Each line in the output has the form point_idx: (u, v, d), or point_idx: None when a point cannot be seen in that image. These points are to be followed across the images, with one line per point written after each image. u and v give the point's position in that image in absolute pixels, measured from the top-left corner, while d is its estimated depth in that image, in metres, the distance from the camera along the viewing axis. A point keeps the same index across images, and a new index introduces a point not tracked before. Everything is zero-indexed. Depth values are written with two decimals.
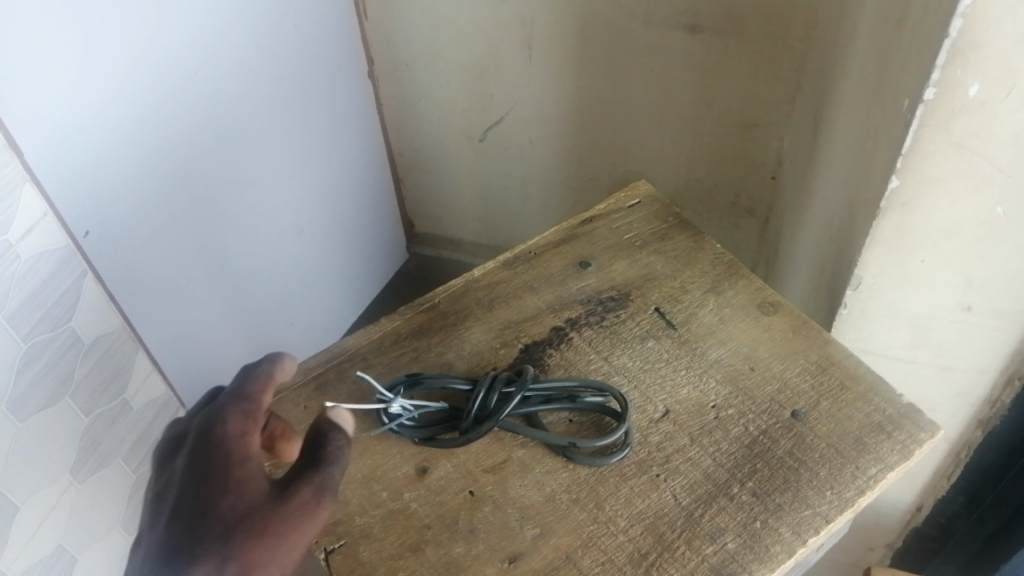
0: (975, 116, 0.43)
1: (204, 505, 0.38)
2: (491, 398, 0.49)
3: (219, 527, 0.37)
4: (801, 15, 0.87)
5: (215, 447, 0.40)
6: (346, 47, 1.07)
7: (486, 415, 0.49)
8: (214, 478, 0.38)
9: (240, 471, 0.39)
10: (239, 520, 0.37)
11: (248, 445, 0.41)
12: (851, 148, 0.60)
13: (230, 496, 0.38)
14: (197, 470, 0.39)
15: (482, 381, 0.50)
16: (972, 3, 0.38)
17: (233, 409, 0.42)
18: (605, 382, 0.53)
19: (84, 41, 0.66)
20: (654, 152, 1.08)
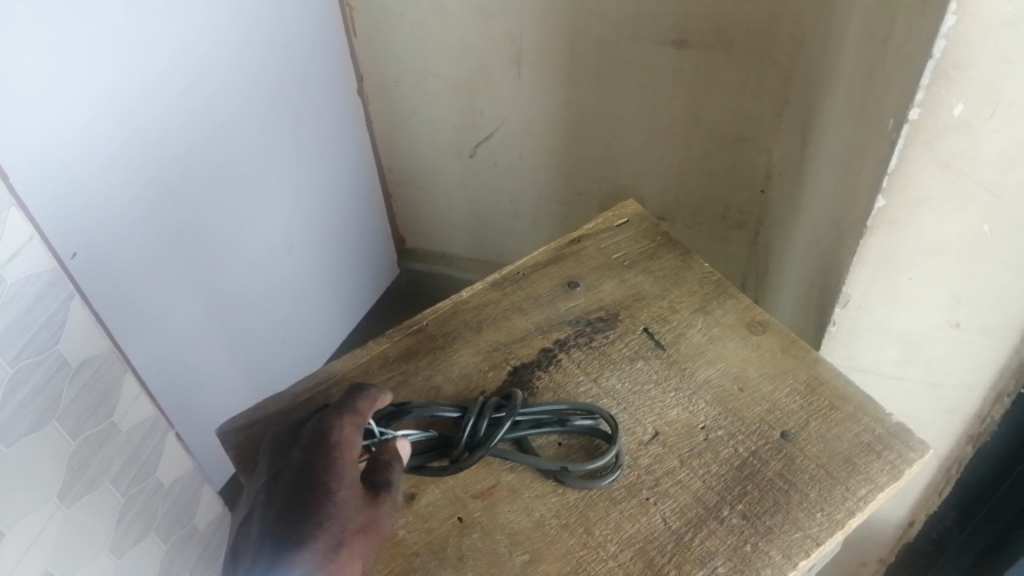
0: (960, 136, 0.43)
1: (318, 494, 0.43)
2: (481, 425, 0.49)
3: (328, 519, 0.42)
4: (788, 30, 0.88)
5: (333, 446, 0.45)
6: (335, 65, 1.07)
7: (478, 441, 0.49)
8: (326, 471, 0.44)
9: (347, 470, 0.44)
10: (347, 511, 0.43)
11: (352, 447, 0.46)
12: (838, 167, 0.60)
13: (340, 491, 0.43)
14: (316, 462, 0.44)
15: (472, 407, 0.50)
16: (955, 24, 0.38)
17: (351, 412, 0.47)
18: (594, 404, 0.53)
19: (70, 61, 0.66)
20: (643, 167, 1.08)
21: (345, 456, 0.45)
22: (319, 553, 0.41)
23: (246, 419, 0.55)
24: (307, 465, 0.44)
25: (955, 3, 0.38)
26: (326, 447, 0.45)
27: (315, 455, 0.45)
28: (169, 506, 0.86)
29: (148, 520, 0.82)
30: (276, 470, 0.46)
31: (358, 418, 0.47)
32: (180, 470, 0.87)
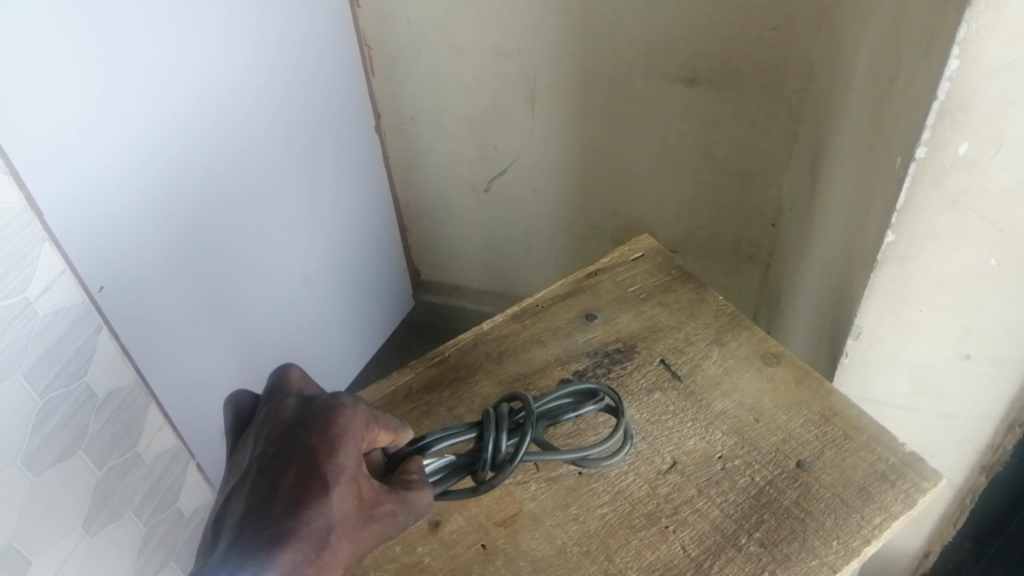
0: (966, 173, 0.44)
1: (313, 493, 0.40)
2: (503, 439, 0.46)
3: (316, 522, 0.40)
4: (795, 68, 0.90)
5: (339, 438, 0.42)
6: (354, 103, 1.10)
7: (502, 456, 0.46)
8: (326, 467, 0.41)
9: (347, 469, 0.42)
10: (338, 516, 0.40)
11: (357, 445, 0.43)
12: (848, 202, 0.61)
13: (337, 490, 0.41)
14: (319, 456, 0.41)
15: (487, 421, 0.47)
16: (957, 68, 0.40)
17: (363, 409, 0.44)
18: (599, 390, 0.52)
19: (101, 102, 0.69)
20: (654, 202, 1.10)
21: (349, 452, 0.42)
22: (302, 555, 0.39)
23: None
24: (307, 454, 0.42)
25: (957, 48, 0.39)
26: (329, 439, 0.42)
27: (319, 446, 0.42)
28: (190, 536, 0.87)
29: (169, 550, 0.83)
30: (271, 451, 0.43)
31: (370, 417, 0.45)
32: (201, 501, 0.88)
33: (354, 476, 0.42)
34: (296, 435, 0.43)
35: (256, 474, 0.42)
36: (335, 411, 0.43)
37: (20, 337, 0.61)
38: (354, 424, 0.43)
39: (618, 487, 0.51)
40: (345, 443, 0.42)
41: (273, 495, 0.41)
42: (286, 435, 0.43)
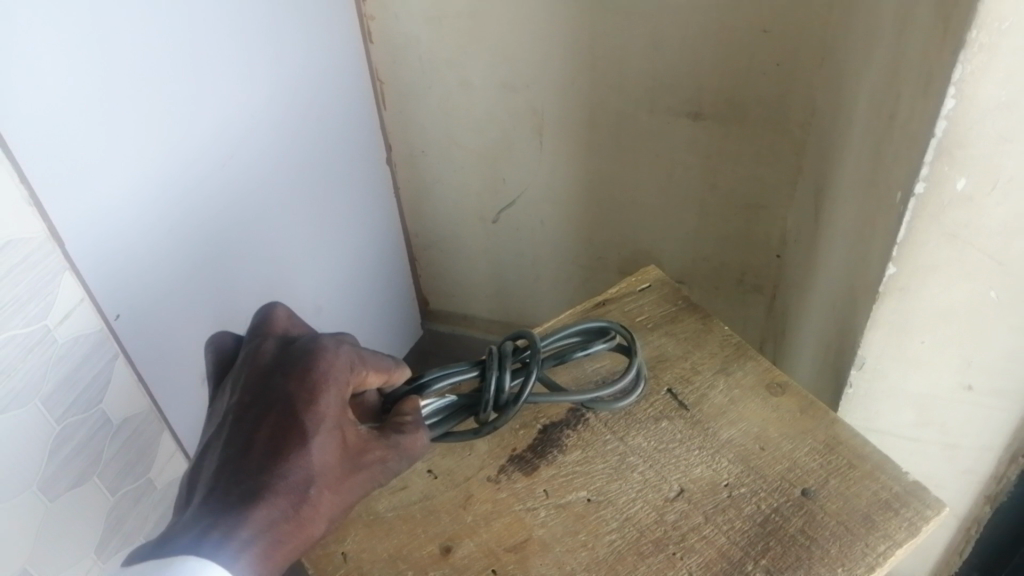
0: (964, 208, 0.45)
1: (300, 437, 0.45)
2: (507, 380, 0.52)
3: (305, 463, 0.45)
4: (799, 103, 0.92)
5: (319, 386, 0.47)
6: (366, 135, 1.12)
7: (506, 397, 0.52)
8: (310, 413, 0.46)
9: (330, 414, 0.47)
10: (325, 458, 0.46)
11: (340, 391, 0.48)
12: (851, 235, 0.63)
13: (320, 436, 0.46)
14: (304, 402, 0.46)
15: (489, 362, 0.53)
16: (953, 107, 0.42)
17: (345, 355, 0.49)
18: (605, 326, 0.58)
19: (127, 138, 0.70)
20: (661, 233, 1.12)
21: (329, 400, 0.47)
22: (293, 492, 0.44)
23: None
24: (289, 401, 0.47)
25: (953, 88, 0.41)
26: (309, 387, 0.47)
27: (304, 392, 0.47)
28: None
29: None
30: (257, 395, 0.48)
31: (350, 362, 0.49)
32: None
33: (333, 424, 0.47)
34: (279, 382, 0.48)
35: (240, 419, 0.47)
36: (317, 360, 0.48)
37: (39, 364, 0.63)
38: (333, 370, 0.48)
39: (626, 514, 0.52)
40: (325, 390, 0.47)
41: (254, 441, 0.46)
42: (270, 381, 0.48)
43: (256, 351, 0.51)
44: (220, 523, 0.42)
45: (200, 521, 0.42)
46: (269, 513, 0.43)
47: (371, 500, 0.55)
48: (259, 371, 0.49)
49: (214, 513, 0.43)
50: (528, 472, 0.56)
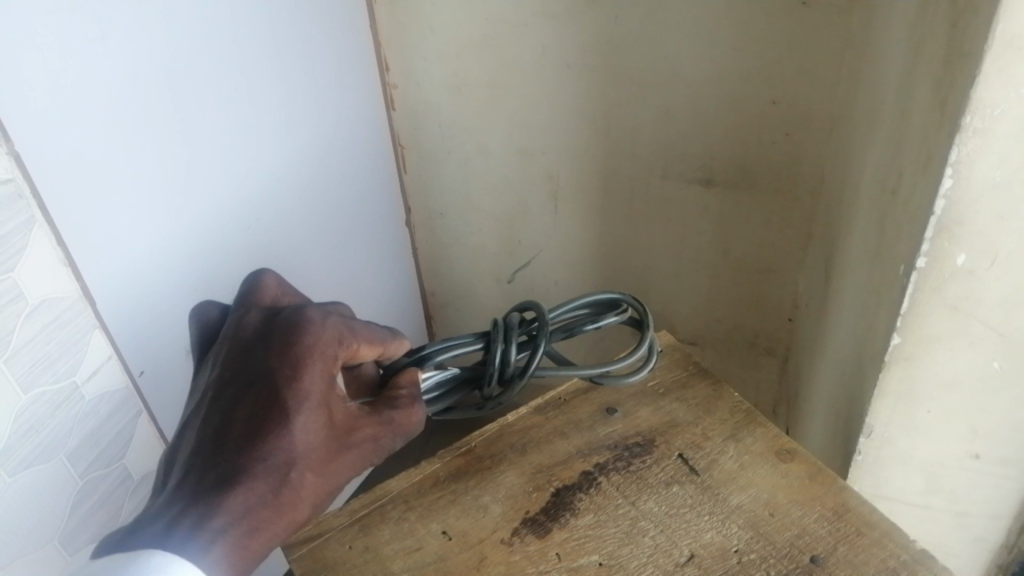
0: (966, 282, 0.47)
1: (285, 413, 0.53)
2: (509, 356, 0.61)
3: (289, 439, 0.52)
4: (808, 172, 0.94)
5: (304, 361, 0.54)
6: (387, 198, 1.15)
7: (509, 372, 0.61)
8: (294, 391, 0.53)
9: (310, 390, 0.54)
10: (308, 434, 0.53)
11: (325, 368, 0.55)
12: (858, 303, 0.64)
13: (303, 414, 0.53)
14: (289, 378, 0.54)
15: (495, 335, 0.62)
16: (952, 186, 0.43)
17: (330, 332, 0.56)
18: (622, 298, 0.67)
19: (161, 204, 0.73)
20: (673, 296, 1.14)
21: (314, 375, 0.54)
22: (279, 466, 0.52)
23: (306, 533, 0.58)
24: (275, 377, 0.54)
25: (950, 168, 0.43)
26: (295, 362, 0.54)
27: (289, 370, 0.54)
28: None
29: None
30: (246, 369, 0.55)
31: (336, 334, 0.57)
32: None
33: (317, 399, 0.54)
34: (266, 356, 0.55)
35: (229, 391, 0.54)
36: (304, 337, 0.55)
37: (64, 421, 0.66)
38: (320, 345, 0.55)
39: None
40: (310, 365, 0.54)
41: (241, 414, 0.53)
42: (258, 354, 0.55)
43: (246, 327, 0.58)
44: (214, 491, 0.50)
45: (197, 488, 0.50)
46: (256, 485, 0.51)
47: (387, 561, 0.56)
48: (248, 343, 0.57)
49: (209, 481, 0.51)
50: (541, 534, 0.56)
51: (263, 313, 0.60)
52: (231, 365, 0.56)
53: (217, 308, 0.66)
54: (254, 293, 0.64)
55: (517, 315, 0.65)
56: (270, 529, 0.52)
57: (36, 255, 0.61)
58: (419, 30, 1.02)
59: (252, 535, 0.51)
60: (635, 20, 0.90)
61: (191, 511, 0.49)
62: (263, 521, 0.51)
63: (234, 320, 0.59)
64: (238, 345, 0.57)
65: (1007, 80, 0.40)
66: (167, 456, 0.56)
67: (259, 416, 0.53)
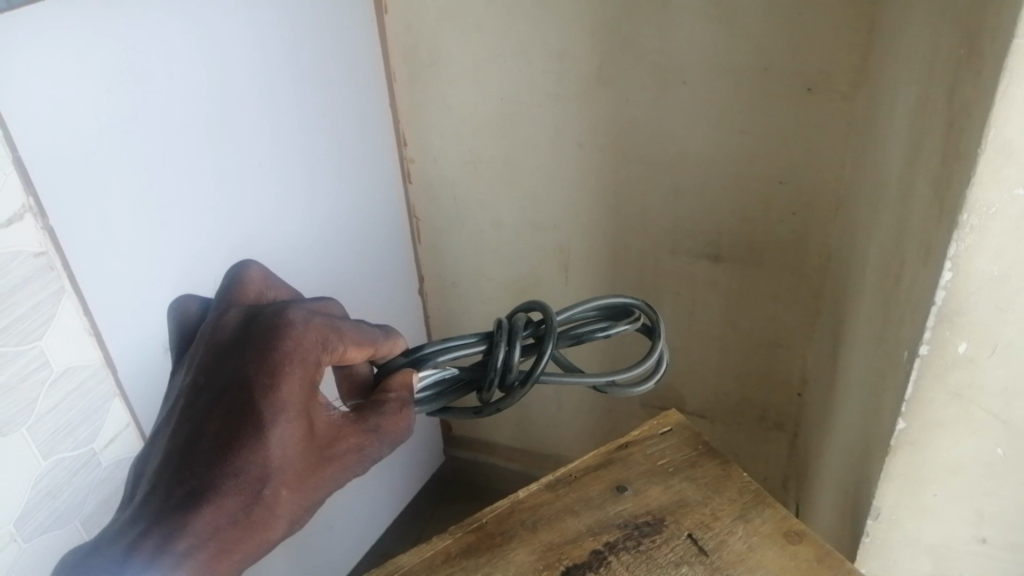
0: (967, 369, 0.48)
1: (258, 427, 0.48)
2: (514, 361, 0.57)
3: (262, 455, 0.48)
4: (816, 249, 0.96)
5: (282, 369, 0.50)
6: (401, 268, 1.17)
7: (512, 379, 0.57)
8: (269, 402, 0.49)
9: (288, 401, 0.49)
10: (284, 449, 0.49)
11: (307, 375, 0.51)
12: (864, 384, 0.65)
13: (279, 427, 0.49)
14: (264, 387, 0.49)
15: (498, 338, 0.57)
16: (951, 278, 0.45)
17: (312, 336, 0.51)
18: (631, 304, 0.62)
19: (184, 276, 0.75)
20: (683, 368, 1.15)
21: (292, 385, 0.50)
22: (249, 485, 0.48)
23: None
24: (250, 385, 0.49)
25: (950, 262, 0.45)
26: (272, 369, 0.49)
27: (264, 378, 0.49)
28: None
29: None
30: (219, 376, 0.50)
31: (320, 337, 0.52)
32: None
33: (295, 410, 0.49)
34: (241, 362, 0.50)
35: (201, 399, 0.50)
36: (282, 343, 0.50)
37: (81, 487, 0.67)
38: (300, 351, 0.50)
39: None
40: (287, 373, 0.50)
41: (212, 425, 0.49)
42: (232, 359, 0.50)
43: (222, 327, 0.53)
44: (177, 514, 0.46)
45: (159, 510, 0.46)
46: (224, 507, 0.47)
47: None
48: (224, 347, 0.52)
49: (172, 501, 0.47)
50: None
51: (244, 312, 0.54)
52: (205, 370, 0.51)
53: (198, 303, 0.60)
54: (235, 290, 0.58)
55: (523, 315, 0.60)
56: (240, 551, 0.48)
57: (63, 325, 0.63)
58: (436, 109, 1.06)
59: (218, 559, 0.47)
60: (645, 102, 0.94)
61: (152, 533, 0.46)
62: (232, 543, 0.48)
63: (211, 320, 0.54)
64: (213, 348, 0.52)
65: (1001, 180, 0.42)
66: (136, 467, 0.52)
67: (231, 428, 0.48)
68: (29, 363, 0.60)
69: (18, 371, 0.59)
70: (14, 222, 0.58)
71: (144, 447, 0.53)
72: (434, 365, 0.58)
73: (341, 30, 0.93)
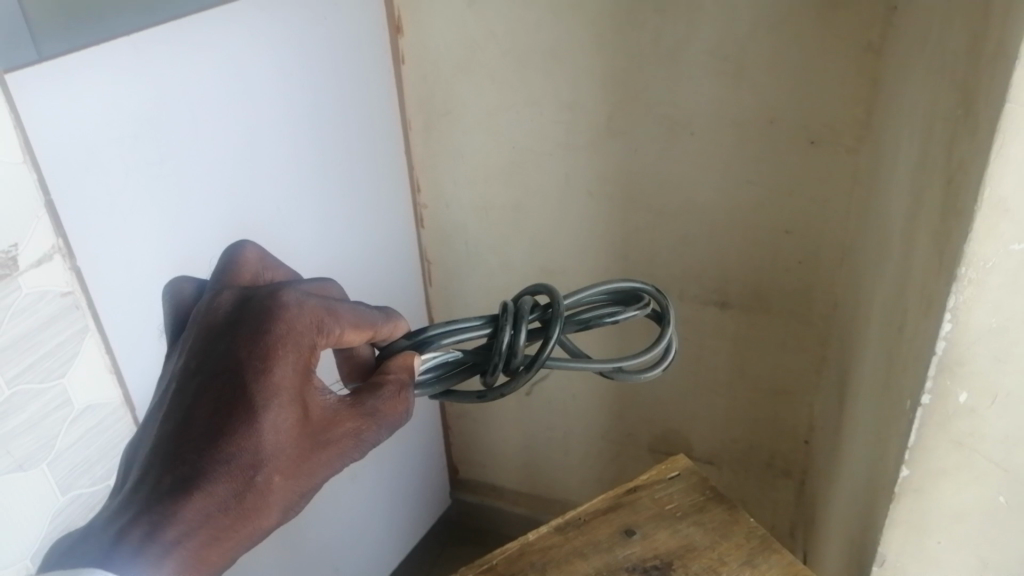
0: (968, 419, 0.50)
1: (251, 413, 0.49)
2: (521, 344, 0.57)
3: (254, 443, 0.49)
4: (821, 298, 0.98)
5: (274, 353, 0.51)
6: (413, 310, 1.19)
7: (517, 364, 0.58)
8: (262, 388, 0.50)
9: (281, 387, 0.50)
10: (277, 434, 0.50)
11: (300, 359, 0.52)
12: (869, 432, 0.66)
13: (272, 412, 0.50)
14: (257, 372, 0.50)
15: (503, 320, 0.58)
16: (951, 329, 0.47)
17: (305, 320, 0.52)
18: (641, 288, 0.63)
19: None
20: (690, 414, 1.15)
21: (285, 369, 0.51)
22: (241, 472, 0.49)
23: None
24: (242, 370, 0.50)
25: (949, 313, 0.46)
26: (264, 353, 0.51)
27: (258, 362, 0.50)
28: None
29: None
30: (213, 360, 0.51)
31: (315, 319, 0.53)
32: None
33: (288, 395, 0.51)
34: (233, 345, 0.51)
35: (193, 382, 0.51)
36: (275, 327, 0.51)
37: None
38: (293, 334, 0.52)
39: None
40: (280, 357, 0.51)
41: (204, 410, 0.50)
42: (226, 342, 0.52)
43: (215, 308, 0.54)
44: (169, 500, 0.47)
45: (151, 496, 0.48)
46: (216, 493, 0.49)
47: None
48: (216, 329, 0.53)
49: (165, 487, 0.48)
50: None
51: (238, 293, 0.55)
52: (197, 353, 0.52)
53: (192, 285, 0.61)
54: (230, 271, 0.60)
55: (530, 299, 0.61)
56: (232, 536, 0.50)
57: (85, 363, 0.65)
58: (450, 156, 1.08)
59: (210, 544, 0.49)
60: (654, 153, 0.97)
61: (144, 518, 0.47)
62: (224, 528, 0.49)
63: (205, 300, 0.55)
64: (205, 330, 0.53)
65: (997, 236, 0.44)
66: (129, 450, 0.53)
67: (223, 414, 0.50)
68: (52, 401, 0.62)
69: (40, 409, 0.61)
70: (43, 262, 0.60)
71: (139, 429, 0.54)
72: (438, 348, 0.59)
73: (360, 81, 0.96)
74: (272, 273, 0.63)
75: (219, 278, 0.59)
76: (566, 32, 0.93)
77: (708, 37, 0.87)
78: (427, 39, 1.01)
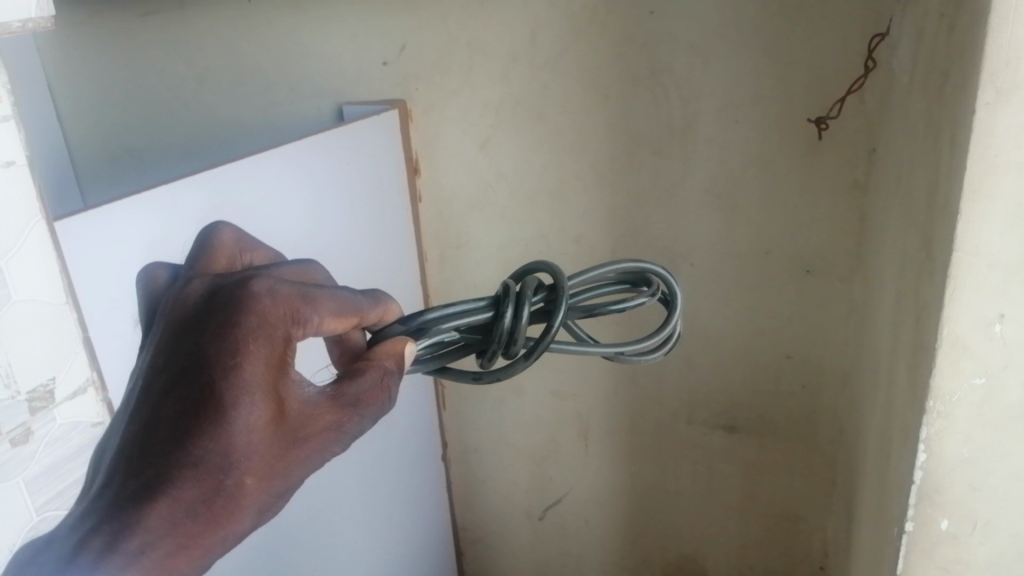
0: (952, 546, 0.51)
1: (220, 412, 0.48)
2: (523, 329, 0.54)
3: (221, 443, 0.47)
4: (825, 425, 1.00)
5: (243, 348, 0.49)
6: (427, 434, 1.21)
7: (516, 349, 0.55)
8: (231, 385, 0.48)
9: (252, 383, 0.49)
10: (248, 433, 0.48)
11: (275, 353, 0.50)
12: (869, 559, 0.67)
13: (241, 411, 0.48)
14: (225, 367, 0.48)
15: (503, 303, 0.54)
16: (926, 458, 0.49)
17: (278, 310, 0.50)
18: (647, 270, 0.62)
19: None
20: (704, 539, 1.15)
21: (255, 364, 0.49)
22: (208, 474, 0.47)
23: None
24: (210, 367, 0.48)
25: (923, 443, 0.49)
26: (233, 347, 0.49)
27: (227, 357, 0.48)
28: None
29: None
30: (180, 355, 0.49)
31: (289, 310, 0.51)
32: None
33: (259, 392, 0.49)
34: (200, 341, 0.49)
35: (159, 380, 0.49)
36: (244, 320, 0.49)
37: None
38: (264, 327, 0.50)
39: None
40: (249, 353, 0.49)
41: (170, 411, 0.48)
42: (193, 338, 0.50)
43: (186, 301, 0.52)
44: (132, 507, 0.45)
45: (114, 502, 0.46)
46: (183, 498, 0.47)
47: None
48: (184, 322, 0.51)
49: (128, 492, 0.46)
50: None
51: (211, 283, 0.54)
52: (166, 349, 0.51)
53: (167, 271, 0.63)
54: (205, 254, 0.60)
55: (534, 279, 0.58)
56: (202, 544, 0.48)
57: None
58: (463, 285, 1.14)
59: (178, 552, 0.47)
60: None
61: (106, 527, 0.45)
62: (193, 534, 0.47)
63: (177, 292, 0.53)
64: (174, 323, 0.51)
65: (959, 371, 0.47)
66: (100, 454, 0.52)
67: (190, 415, 0.48)
68: None
69: None
70: (77, 394, 0.60)
71: (111, 428, 0.53)
72: (436, 332, 0.55)
73: (379, 217, 1.03)
74: (250, 254, 0.63)
75: (195, 263, 0.59)
76: (571, 173, 1.00)
77: (702, 176, 0.94)
78: (442, 179, 1.08)
